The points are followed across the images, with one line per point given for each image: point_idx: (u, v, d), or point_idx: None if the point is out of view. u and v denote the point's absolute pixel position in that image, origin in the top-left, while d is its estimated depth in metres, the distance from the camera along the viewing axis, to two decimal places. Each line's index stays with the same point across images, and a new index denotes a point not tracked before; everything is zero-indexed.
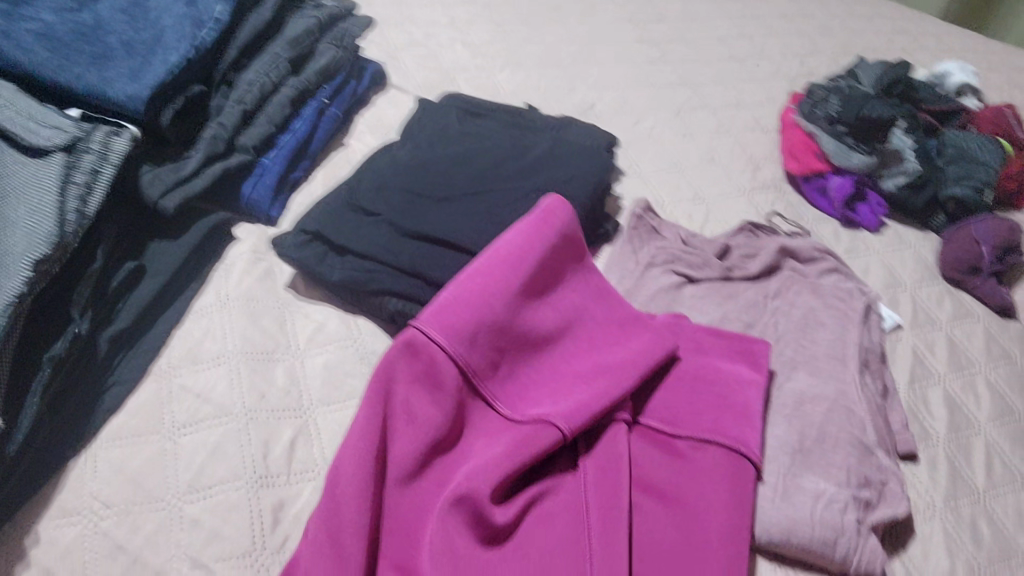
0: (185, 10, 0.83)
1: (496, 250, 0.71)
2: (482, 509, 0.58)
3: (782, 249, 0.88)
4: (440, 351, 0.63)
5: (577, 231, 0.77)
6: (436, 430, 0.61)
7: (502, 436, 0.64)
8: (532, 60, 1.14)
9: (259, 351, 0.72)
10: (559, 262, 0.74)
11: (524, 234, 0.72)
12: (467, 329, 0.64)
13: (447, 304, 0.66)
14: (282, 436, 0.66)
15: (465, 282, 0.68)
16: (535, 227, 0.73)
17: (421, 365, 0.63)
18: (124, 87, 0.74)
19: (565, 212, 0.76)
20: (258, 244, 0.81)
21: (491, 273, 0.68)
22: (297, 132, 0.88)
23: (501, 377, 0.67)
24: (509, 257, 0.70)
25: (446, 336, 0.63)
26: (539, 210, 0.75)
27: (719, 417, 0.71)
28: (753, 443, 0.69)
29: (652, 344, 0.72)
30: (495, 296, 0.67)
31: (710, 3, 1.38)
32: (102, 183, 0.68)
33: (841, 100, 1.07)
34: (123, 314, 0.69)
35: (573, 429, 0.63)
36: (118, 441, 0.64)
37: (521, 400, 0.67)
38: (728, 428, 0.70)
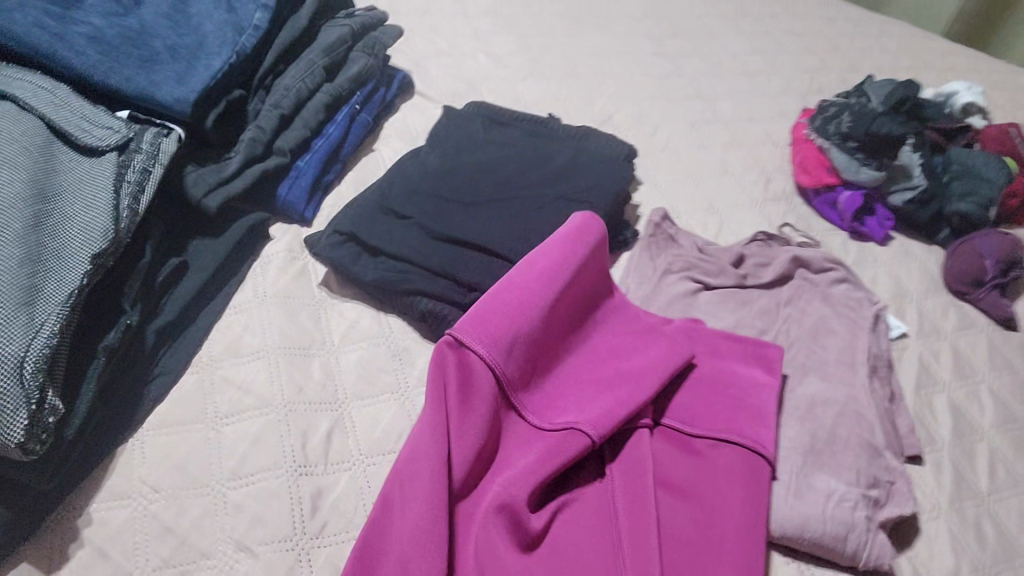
0: (226, 17, 0.87)
1: (530, 263, 0.74)
2: (519, 517, 0.62)
3: (794, 258, 0.91)
4: (478, 361, 0.66)
5: (605, 243, 0.80)
6: (473, 437, 0.65)
7: (533, 444, 0.67)
8: (552, 71, 1.17)
9: (296, 346, 0.74)
10: (589, 274, 0.77)
11: (559, 248, 0.75)
12: (505, 340, 0.67)
13: (485, 315, 0.69)
14: (319, 427, 0.70)
15: (502, 294, 0.71)
16: (566, 240, 0.76)
17: (460, 374, 0.66)
18: (172, 90, 0.77)
19: (597, 227, 0.79)
20: (293, 244, 0.84)
21: (526, 285, 0.71)
22: (330, 137, 0.91)
23: (531, 383, 0.70)
24: (544, 271, 0.73)
25: (485, 347, 0.66)
26: (572, 225, 0.78)
27: (735, 418, 0.74)
28: (767, 442, 0.72)
29: (672, 353, 0.75)
30: (531, 309, 0.70)
31: (723, 19, 1.42)
32: (153, 181, 0.71)
33: (851, 115, 1.09)
34: (169, 306, 0.73)
35: (601, 436, 0.66)
36: (163, 429, 0.67)
37: (550, 407, 0.70)
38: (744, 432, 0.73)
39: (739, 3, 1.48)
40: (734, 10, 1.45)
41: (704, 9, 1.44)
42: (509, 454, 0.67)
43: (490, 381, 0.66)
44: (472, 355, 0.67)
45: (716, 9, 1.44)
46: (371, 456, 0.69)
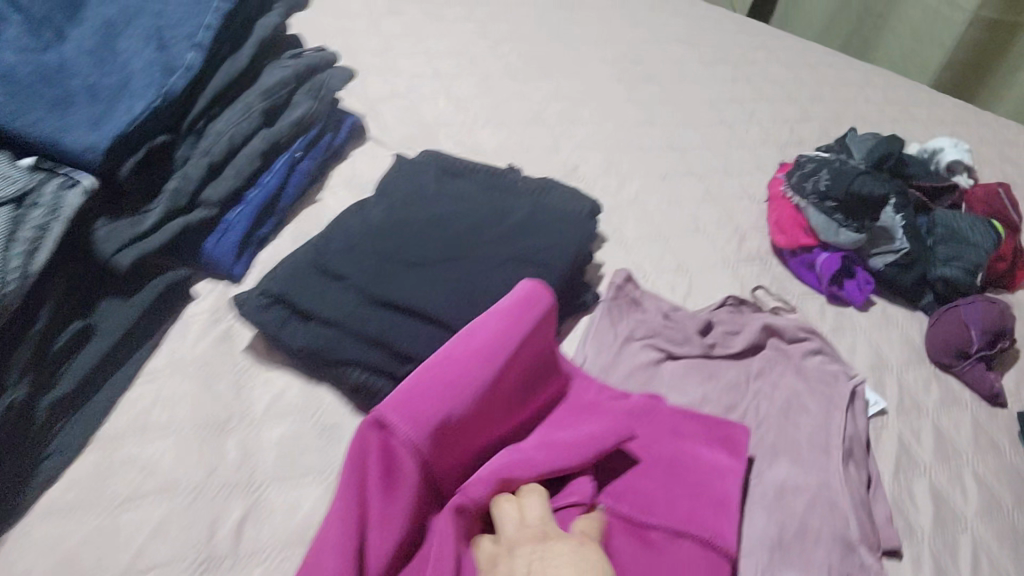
0: (154, 56, 0.81)
1: (470, 334, 0.67)
2: None
3: (767, 326, 0.85)
4: (405, 444, 0.59)
5: (553, 315, 0.73)
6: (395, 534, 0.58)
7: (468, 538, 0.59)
8: (516, 117, 1.11)
9: (211, 421, 0.67)
10: (535, 348, 0.70)
11: (503, 319, 0.68)
12: (437, 420, 0.60)
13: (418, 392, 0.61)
14: (229, 514, 0.62)
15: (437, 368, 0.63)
16: (512, 307, 0.69)
17: (383, 460, 0.59)
18: (82, 137, 0.71)
19: (544, 297, 0.72)
20: (218, 304, 0.77)
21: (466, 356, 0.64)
22: (266, 187, 0.84)
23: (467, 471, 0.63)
24: (485, 344, 0.66)
25: (412, 427, 0.58)
26: (517, 294, 0.71)
27: (696, 509, 0.66)
28: (731, 540, 0.65)
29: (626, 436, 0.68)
30: (469, 384, 0.63)
31: (701, 64, 1.37)
32: (52, 239, 0.65)
33: (830, 171, 1.00)
34: (66, 378, 0.65)
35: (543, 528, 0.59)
36: (53, 515, 0.60)
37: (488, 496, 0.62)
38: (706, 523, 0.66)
39: (717, 47, 1.43)
40: (712, 55, 1.40)
41: (682, 54, 1.38)
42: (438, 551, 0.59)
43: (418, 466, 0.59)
44: (400, 438, 0.59)
45: (693, 53, 1.39)
46: (285, 550, 0.61)
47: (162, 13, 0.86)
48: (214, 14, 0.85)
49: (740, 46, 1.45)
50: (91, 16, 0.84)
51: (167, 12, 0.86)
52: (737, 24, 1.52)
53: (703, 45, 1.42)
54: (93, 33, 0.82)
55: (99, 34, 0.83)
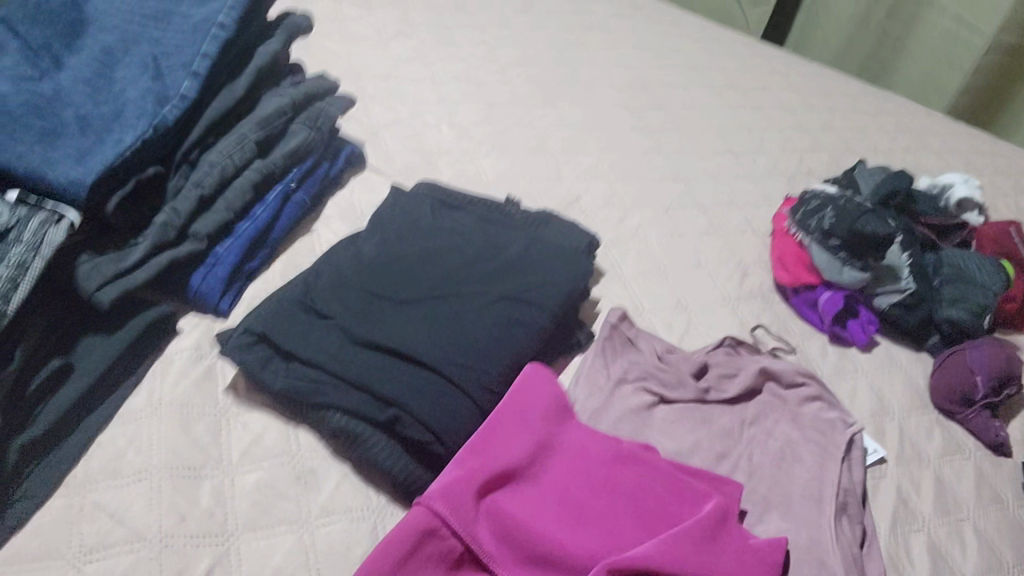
0: (149, 85, 0.80)
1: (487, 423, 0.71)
2: None
3: (763, 370, 0.83)
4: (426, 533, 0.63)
5: (564, 399, 0.76)
6: None
7: None
8: (519, 145, 1.10)
9: (185, 466, 0.66)
10: (551, 432, 0.73)
11: (512, 408, 0.72)
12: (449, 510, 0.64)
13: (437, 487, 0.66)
14: (197, 567, 0.61)
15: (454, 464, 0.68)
16: (517, 396, 0.73)
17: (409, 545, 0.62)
18: (67, 170, 0.69)
19: (546, 380, 0.76)
20: (202, 340, 0.76)
21: (474, 451, 0.69)
22: (257, 221, 0.83)
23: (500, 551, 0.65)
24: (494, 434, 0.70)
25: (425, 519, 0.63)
26: (524, 379, 0.75)
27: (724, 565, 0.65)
28: None
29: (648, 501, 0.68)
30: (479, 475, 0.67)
31: (711, 91, 1.35)
32: (30, 276, 0.64)
33: (835, 209, 0.98)
34: (41, 419, 0.64)
35: None
36: (15, 564, 0.59)
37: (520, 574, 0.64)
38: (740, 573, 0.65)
39: (729, 72, 1.41)
40: (723, 81, 1.38)
41: (693, 80, 1.36)
42: None
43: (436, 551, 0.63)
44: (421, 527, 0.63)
45: (704, 78, 1.38)
46: None
47: (160, 42, 0.86)
48: (211, 43, 0.84)
49: (753, 72, 1.43)
50: (89, 44, 0.85)
51: (164, 41, 0.86)
52: (750, 49, 1.50)
53: (714, 71, 1.40)
54: (90, 63, 0.83)
55: (96, 64, 0.83)
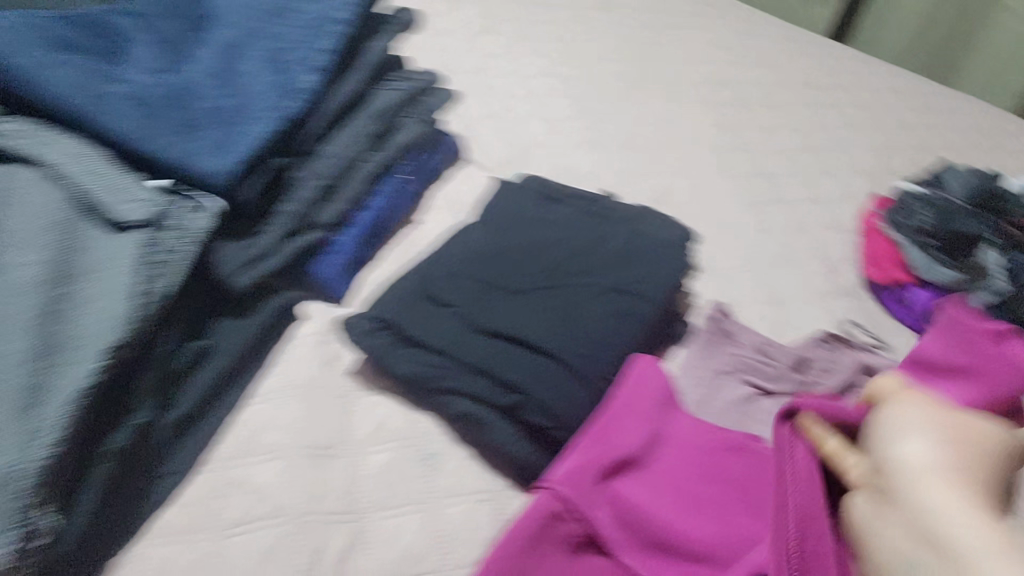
0: (272, 79, 0.84)
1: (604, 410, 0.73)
2: None
3: (859, 365, 0.86)
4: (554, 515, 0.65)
5: (670, 387, 0.78)
6: None
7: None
8: (607, 141, 1.12)
9: (319, 446, 0.69)
10: (660, 421, 0.76)
11: (627, 394, 0.74)
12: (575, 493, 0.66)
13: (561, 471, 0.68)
14: (334, 544, 0.62)
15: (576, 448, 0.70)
16: (628, 386, 0.75)
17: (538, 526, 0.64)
18: (211, 161, 0.74)
19: (654, 367, 0.78)
20: (323, 326, 0.79)
21: (593, 438, 0.71)
22: (374, 210, 0.87)
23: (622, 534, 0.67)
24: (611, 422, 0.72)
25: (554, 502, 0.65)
26: (633, 368, 0.77)
27: None
28: None
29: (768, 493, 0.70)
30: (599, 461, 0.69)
31: (788, 89, 1.36)
32: (184, 257, 0.68)
33: (931, 209, 1.03)
34: (185, 399, 0.66)
35: None
36: (166, 537, 0.60)
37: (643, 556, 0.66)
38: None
39: (804, 71, 1.42)
40: (800, 79, 1.39)
41: (770, 78, 1.38)
42: None
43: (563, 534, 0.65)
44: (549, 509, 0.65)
45: (781, 77, 1.39)
46: None
47: (280, 37, 0.90)
48: (329, 40, 0.90)
49: (827, 70, 1.44)
50: (213, 37, 0.89)
51: (284, 35, 0.90)
52: (823, 48, 1.51)
53: (790, 69, 1.42)
54: (217, 55, 0.86)
55: (222, 55, 0.86)
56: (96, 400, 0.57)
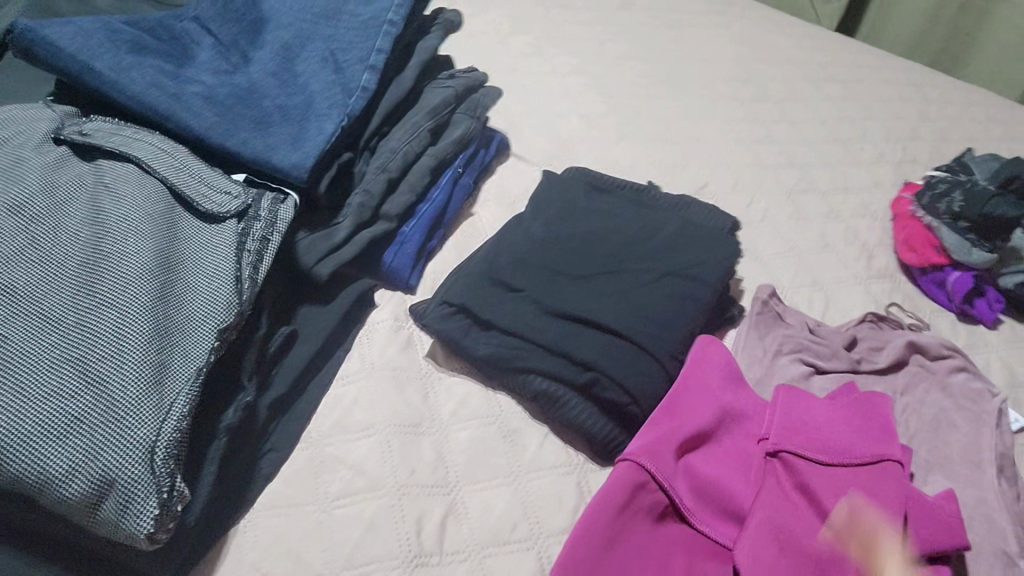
0: (333, 78, 0.86)
1: (674, 390, 0.76)
2: None
3: (910, 343, 0.88)
4: (634, 485, 0.68)
5: (734, 363, 0.81)
6: (638, 552, 0.66)
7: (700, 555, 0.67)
8: (644, 135, 1.16)
9: (407, 424, 0.72)
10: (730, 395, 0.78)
11: (694, 374, 0.77)
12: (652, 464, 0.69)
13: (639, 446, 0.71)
14: (433, 512, 0.66)
15: (652, 424, 0.73)
16: (693, 365, 0.78)
17: (621, 496, 0.67)
18: (287, 155, 0.76)
19: (717, 347, 0.81)
20: (398, 312, 0.82)
21: (666, 414, 0.74)
22: (435, 203, 0.89)
23: (699, 502, 0.70)
24: (681, 400, 0.75)
25: (632, 473, 0.69)
26: (697, 350, 0.80)
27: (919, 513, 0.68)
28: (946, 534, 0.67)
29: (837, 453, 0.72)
30: (674, 435, 0.72)
31: (811, 84, 1.40)
32: (271, 250, 0.69)
33: (963, 193, 1.02)
34: (281, 380, 0.69)
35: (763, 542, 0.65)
36: (272, 510, 0.64)
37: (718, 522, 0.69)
38: (925, 524, 0.67)
39: (824, 66, 1.46)
40: (820, 73, 1.43)
41: (793, 73, 1.42)
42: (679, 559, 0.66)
43: (646, 503, 0.68)
44: (629, 480, 0.68)
45: (801, 72, 1.42)
46: (485, 548, 0.65)
47: (335, 38, 0.91)
48: (385, 39, 0.91)
49: (846, 64, 1.48)
50: (270, 40, 0.90)
51: (338, 37, 0.91)
52: (839, 42, 1.55)
53: (812, 64, 1.45)
54: (275, 58, 0.88)
55: (280, 57, 0.88)
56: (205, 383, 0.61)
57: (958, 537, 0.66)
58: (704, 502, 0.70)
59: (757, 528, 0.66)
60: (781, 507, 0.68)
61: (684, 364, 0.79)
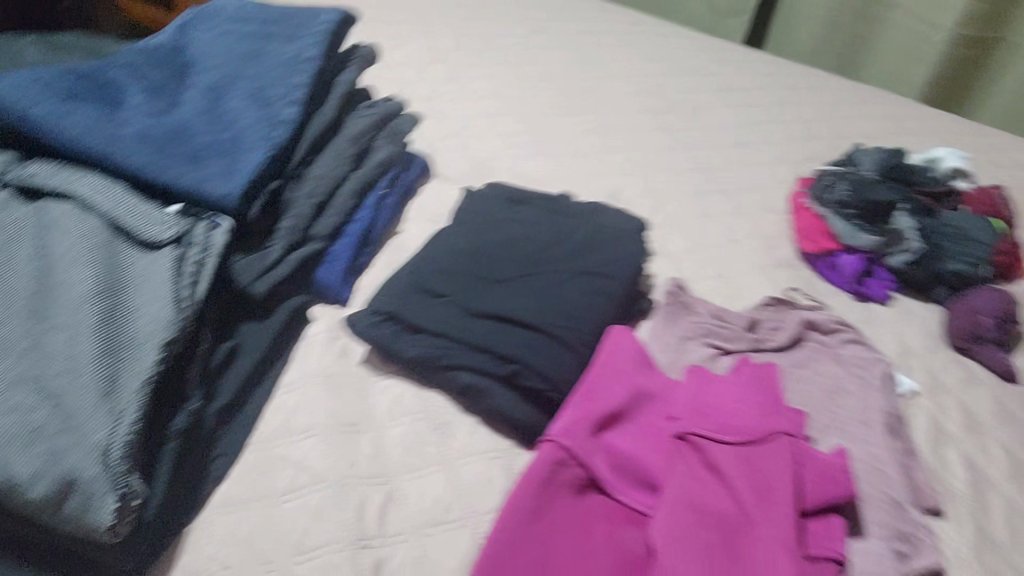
0: (259, 113, 0.92)
1: (590, 375, 0.83)
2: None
3: (804, 321, 0.97)
4: (556, 464, 0.75)
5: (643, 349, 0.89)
6: (563, 521, 0.72)
7: (620, 521, 0.74)
8: (558, 150, 1.24)
9: (345, 424, 0.78)
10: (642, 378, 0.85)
11: (606, 360, 0.85)
12: (572, 443, 0.76)
13: (561, 428, 0.78)
14: (373, 499, 0.73)
15: (571, 407, 0.80)
16: (607, 354, 0.85)
17: (544, 473, 0.74)
18: (221, 185, 0.82)
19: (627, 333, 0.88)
20: (333, 324, 0.88)
21: (582, 398, 0.81)
22: (362, 222, 0.96)
23: (617, 473, 0.77)
24: (596, 385, 0.82)
25: (553, 453, 0.75)
26: (608, 337, 0.87)
27: (813, 476, 0.76)
28: (835, 491, 0.75)
29: (740, 422, 0.80)
30: (591, 416, 0.79)
31: (714, 93, 1.49)
32: (208, 273, 0.75)
33: (848, 183, 1.15)
34: (225, 390, 0.75)
35: (678, 506, 0.72)
36: (225, 509, 0.70)
37: (636, 491, 0.76)
38: (816, 482, 0.76)
39: (727, 76, 1.56)
40: (722, 83, 1.53)
41: (697, 84, 1.51)
42: (601, 525, 0.73)
43: (568, 476, 0.75)
44: (551, 460, 0.75)
45: (706, 83, 1.52)
46: (424, 527, 0.72)
47: (258, 76, 0.97)
48: (305, 74, 0.98)
49: (747, 74, 1.58)
50: (196, 82, 0.97)
51: (261, 74, 0.98)
52: (741, 53, 1.65)
53: (715, 75, 1.55)
54: (202, 98, 0.94)
55: (208, 97, 0.95)
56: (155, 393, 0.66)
57: (842, 491, 0.76)
58: (622, 474, 0.77)
59: (671, 495, 0.73)
60: (689, 474, 0.75)
61: (597, 352, 0.86)
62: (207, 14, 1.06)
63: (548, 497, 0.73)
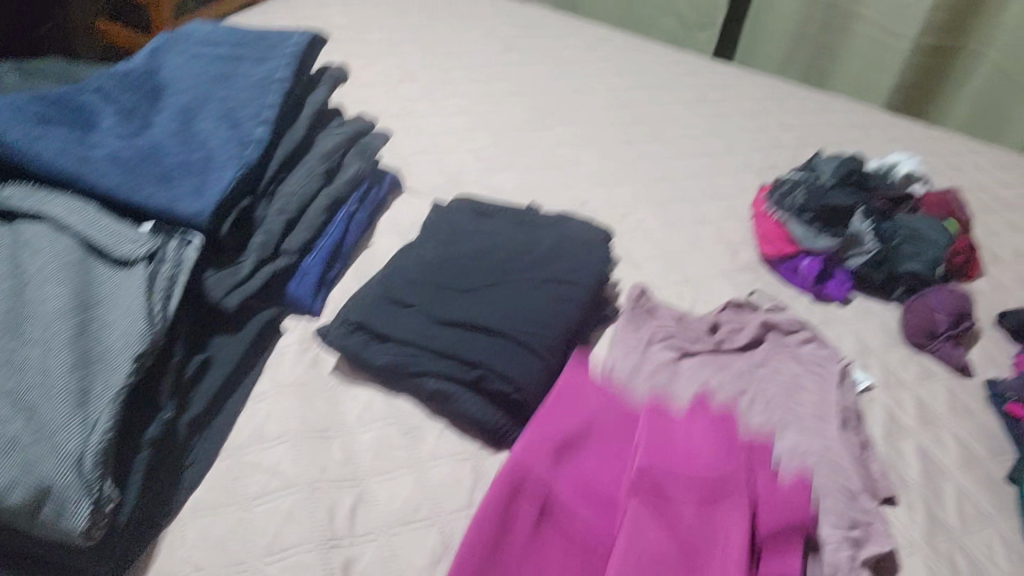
0: (230, 133, 0.95)
1: (542, 412, 0.81)
2: None
3: (764, 322, 1.01)
4: (507, 506, 0.72)
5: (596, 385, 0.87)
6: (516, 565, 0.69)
7: (575, 556, 0.70)
8: (526, 163, 1.27)
9: (316, 430, 0.81)
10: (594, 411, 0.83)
11: (556, 399, 0.83)
12: (521, 484, 0.74)
13: (511, 467, 0.75)
14: (343, 501, 0.75)
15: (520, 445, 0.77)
16: (564, 386, 0.85)
17: (493, 516, 0.71)
18: (191, 204, 0.85)
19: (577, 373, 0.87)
20: (304, 335, 0.91)
21: (534, 435, 0.78)
22: (332, 237, 0.98)
23: (571, 505, 0.74)
24: (547, 420, 0.80)
25: (502, 495, 0.72)
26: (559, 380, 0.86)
27: (773, 504, 0.73)
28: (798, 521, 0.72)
29: (695, 454, 0.77)
30: (541, 453, 0.76)
31: (679, 105, 1.53)
32: (179, 289, 0.78)
33: (805, 189, 1.19)
34: (197, 401, 0.77)
35: (631, 535, 0.69)
36: (199, 515, 0.73)
37: (592, 520, 0.73)
38: (773, 516, 0.72)
39: (693, 88, 1.60)
40: (688, 96, 1.56)
41: (663, 96, 1.55)
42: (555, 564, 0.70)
43: (519, 516, 0.72)
44: (501, 502, 0.72)
45: (672, 95, 1.56)
46: (392, 527, 0.74)
47: (229, 97, 1.00)
48: (274, 94, 1.01)
49: (712, 85, 1.62)
50: (168, 104, 1.00)
51: (232, 96, 1.00)
52: (707, 65, 1.69)
53: (681, 87, 1.59)
54: (174, 120, 0.97)
55: (179, 118, 0.97)
56: (126, 404, 0.69)
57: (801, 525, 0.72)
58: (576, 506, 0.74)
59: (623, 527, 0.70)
60: (641, 499, 0.72)
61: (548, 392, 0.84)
62: (180, 38, 1.09)
63: (499, 541, 0.70)
